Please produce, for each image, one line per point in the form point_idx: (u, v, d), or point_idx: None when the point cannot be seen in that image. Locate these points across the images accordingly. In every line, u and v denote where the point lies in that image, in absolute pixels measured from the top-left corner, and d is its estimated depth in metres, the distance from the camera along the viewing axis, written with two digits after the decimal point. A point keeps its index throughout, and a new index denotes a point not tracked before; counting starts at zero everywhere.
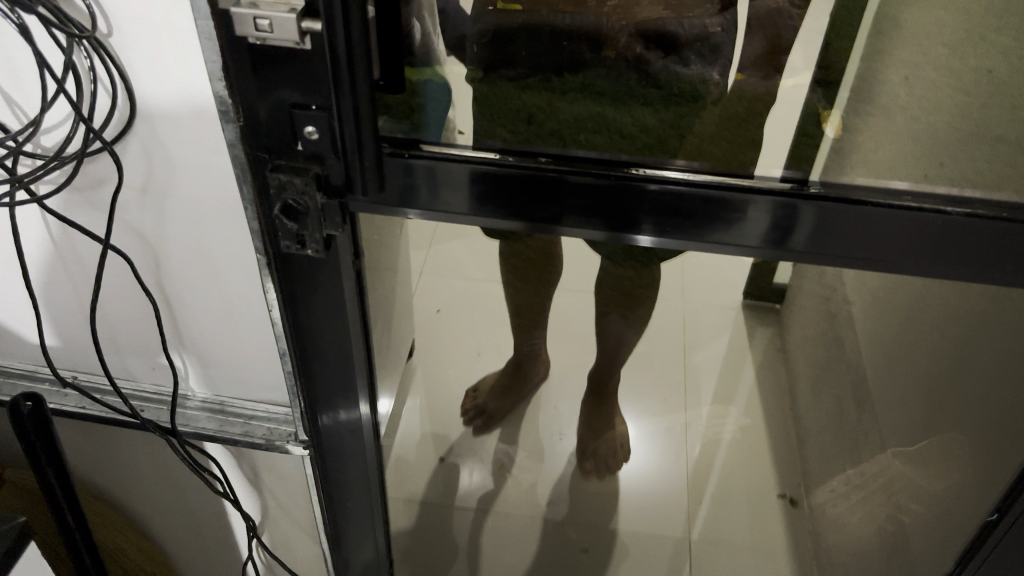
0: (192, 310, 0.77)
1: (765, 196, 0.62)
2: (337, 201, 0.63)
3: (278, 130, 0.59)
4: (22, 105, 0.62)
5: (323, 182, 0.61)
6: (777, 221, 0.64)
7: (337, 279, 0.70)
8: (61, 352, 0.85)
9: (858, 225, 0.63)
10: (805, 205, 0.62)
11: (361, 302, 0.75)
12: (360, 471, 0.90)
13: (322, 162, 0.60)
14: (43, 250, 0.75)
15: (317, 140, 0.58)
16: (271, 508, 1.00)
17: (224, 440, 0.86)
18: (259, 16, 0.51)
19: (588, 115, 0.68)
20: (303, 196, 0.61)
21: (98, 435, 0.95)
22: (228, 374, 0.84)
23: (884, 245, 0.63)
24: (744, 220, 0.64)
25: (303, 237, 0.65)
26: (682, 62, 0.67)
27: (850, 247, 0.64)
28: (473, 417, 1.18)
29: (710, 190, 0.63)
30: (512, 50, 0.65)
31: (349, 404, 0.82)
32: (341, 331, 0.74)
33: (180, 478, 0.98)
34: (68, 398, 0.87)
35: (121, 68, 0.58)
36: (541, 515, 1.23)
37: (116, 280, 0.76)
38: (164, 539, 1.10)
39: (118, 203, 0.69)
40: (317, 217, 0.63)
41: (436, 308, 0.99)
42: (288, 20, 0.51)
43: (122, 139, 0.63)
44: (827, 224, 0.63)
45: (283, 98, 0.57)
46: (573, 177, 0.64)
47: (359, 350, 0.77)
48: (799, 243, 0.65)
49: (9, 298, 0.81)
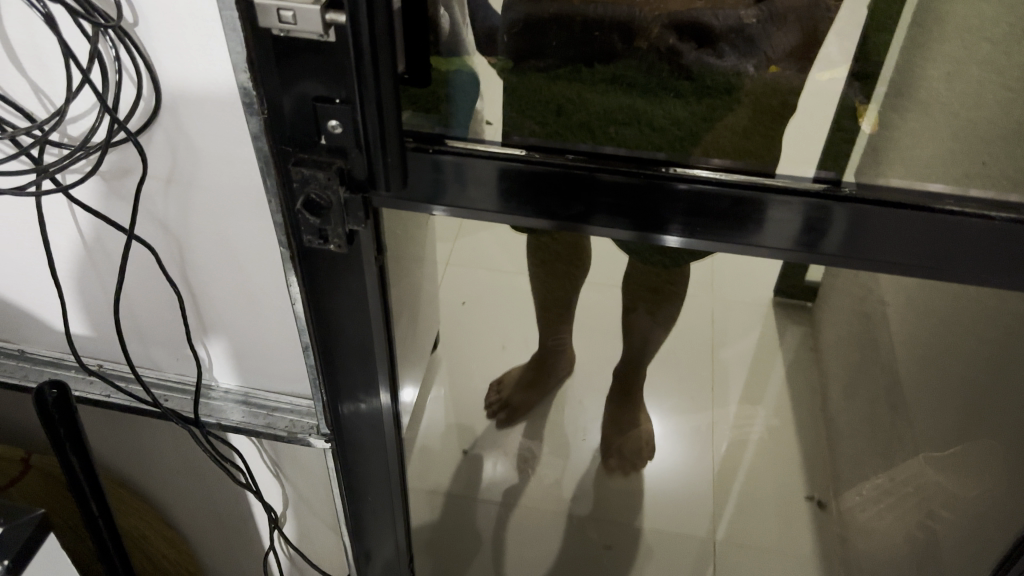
0: (216, 300, 0.77)
1: (799, 198, 0.61)
2: (360, 195, 0.62)
3: (299, 119, 0.59)
4: (49, 94, 0.62)
5: (346, 177, 0.61)
6: (810, 224, 0.62)
7: (359, 274, 0.70)
8: (88, 341, 0.86)
9: (893, 229, 0.61)
10: (841, 207, 0.61)
11: (383, 298, 0.74)
12: (381, 463, 0.91)
13: (345, 156, 0.60)
14: (71, 240, 0.75)
15: (341, 134, 0.58)
16: (293, 499, 1.01)
17: (246, 431, 0.86)
18: (283, 8, 0.50)
19: (618, 106, 0.67)
20: (326, 189, 0.61)
21: (123, 424, 0.97)
22: (256, 366, 0.84)
23: (908, 249, 0.62)
24: (775, 222, 0.63)
25: (326, 231, 0.65)
26: (716, 53, 0.66)
27: (886, 250, 0.62)
28: (496, 411, 1.17)
29: (744, 192, 0.61)
30: (531, 49, 0.65)
31: (369, 395, 0.82)
32: (363, 326, 0.75)
33: (204, 468, 0.99)
34: (93, 386, 0.88)
35: (147, 57, 0.58)
36: (564, 510, 1.24)
37: (141, 270, 0.76)
38: (187, 528, 1.11)
39: (143, 192, 0.69)
40: (340, 211, 0.63)
41: (461, 300, 0.97)
42: (312, 11, 0.50)
43: (147, 129, 0.63)
44: (859, 228, 0.62)
45: (305, 92, 0.57)
46: (598, 175, 0.63)
47: (376, 342, 0.76)
48: (831, 247, 0.63)
49: (37, 288, 0.82)
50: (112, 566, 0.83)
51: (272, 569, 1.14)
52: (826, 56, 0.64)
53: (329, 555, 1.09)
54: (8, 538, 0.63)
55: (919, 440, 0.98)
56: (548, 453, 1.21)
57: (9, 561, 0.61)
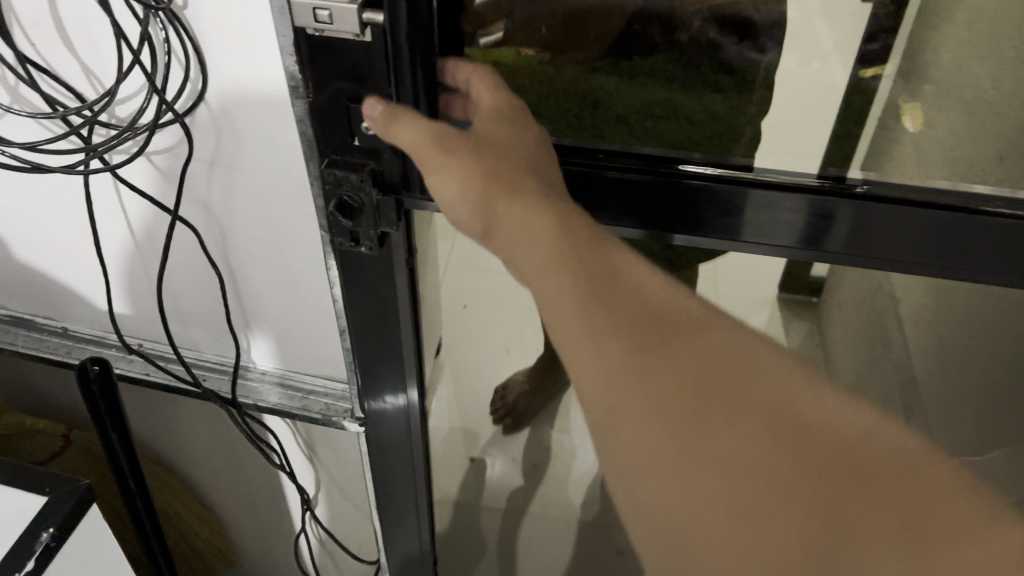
0: (256, 285, 0.78)
1: (800, 195, 0.60)
2: (393, 198, 0.64)
3: (333, 128, 0.60)
4: (98, 76, 0.63)
5: (379, 177, 0.63)
6: (813, 219, 0.61)
7: (392, 275, 0.71)
8: (128, 320, 0.88)
9: (901, 227, 0.60)
10: (848, 205, 0.59)
11: (412, 293, 0.75)
12: (407, 456, 0.92)
13: (378, 157, 0.61)
14: (116, 222, 0.76)
15: (375, 135, 0.60)
16: (325, 482, 1.02)
17: (283, 413, 0.88)
18: (319, 7, 0.51)
19: (655, 99, 0.67)
20: (358, 192, 0.63)
21: (160, 404, 0.98)
22: (293, 349, 0.85)
23: (916, 246, 0.60)
24: (780, 219, 0.62)
25: (357, 234, 0.66)
26: (755, 47, 0.65)
27: (894, 247, 0.61)
28: (502, 416, 1.14)
29: (742, 189, 0.60)
30: (569, 40, 0.65)
31: (396, 391, 0.83)
32: (390, 322, 0.75)
33: (238, 450, 1.01)
34: (133, 364, 0.91)
35: (196, 40, 0.58)
36: (575, 513, 1.24)
37: (182, 252, 0.77)
38: (219, 507, 1.13)
39: (188, 174, 0.69)
40: (372, 214, 0.65)
41: (462, 302, 0.92)
42: (348, 11, 0.51)
43: (193, 110, 0.64)
44: (862, 224, 0.60)
45: (341, 90, 0.57)
46: (608, 173, 0.61)
47: (404, 338, 0.77)
48: (837, 244, 0.62)
49: (81, 268, 0.83)
50: (149, 541, 0.84)
51: (303, 552, 1.15)
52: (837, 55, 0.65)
53: (358, 541, 1.10)
54: (54, 506, 0.64)
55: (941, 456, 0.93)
56: (564, 450, 1.21)
57: (54, 530, 0.63)
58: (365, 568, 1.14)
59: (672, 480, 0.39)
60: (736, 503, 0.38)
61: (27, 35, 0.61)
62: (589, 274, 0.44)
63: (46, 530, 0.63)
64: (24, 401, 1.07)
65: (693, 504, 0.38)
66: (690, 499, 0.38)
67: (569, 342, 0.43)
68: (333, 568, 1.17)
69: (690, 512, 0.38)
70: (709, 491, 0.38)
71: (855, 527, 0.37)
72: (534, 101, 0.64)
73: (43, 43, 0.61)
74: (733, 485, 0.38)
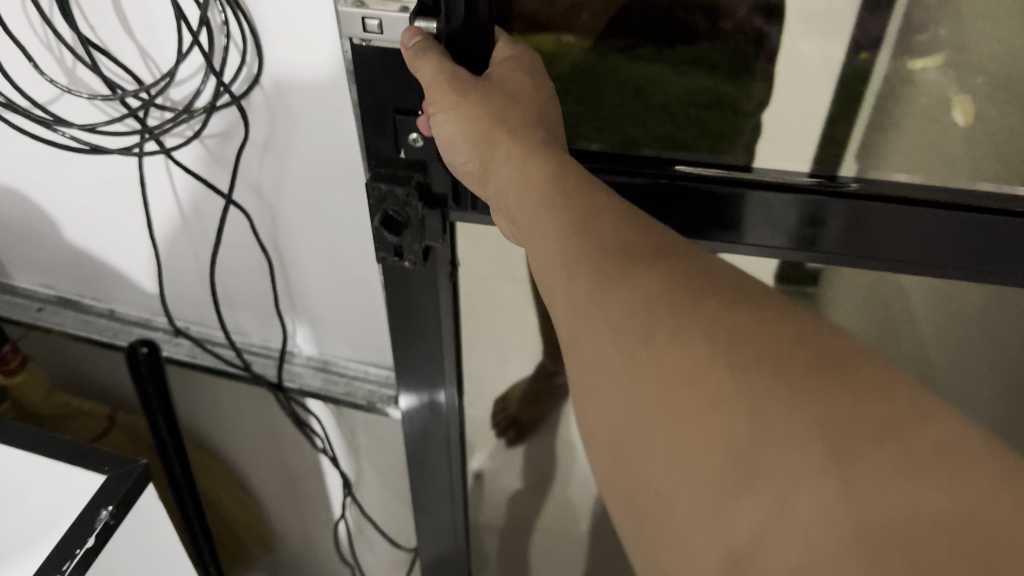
0: (305, 271, 0.79)
1: (796, 194, 0.62)
2: (438, 209, 0.65)
3: (381, 138, 0.61)
4: (156, 59, 0.63)
5: (424, 189, 0.64)
6: (806, 218, 0.63)
7: (433, 283, 0.71)
8: (176, 303, 0.89)
9: (892, 225, 0.62)
10: (839, 203, 0.61)
11: (452, 300, 0.76)
12: (444, 454, 0.92)
13: (424, 168, 0.63)
14: (169, 207, 0.77)
15: (421, 146, 0.61)
16: (365, 470, 1.02)
17: (328, 398, 0.89)
18: (369, 16, 0.53)
19: (699, 89, 0.63)
20: (404, 206, 0.62)
21: (207, 388, 0.99)
22: (338, 335, 0.85)
23: (907, 244, 0.62)
24: (775, 218, 0.64)
25: (401, 248, 0.66)
26: (807, 39, 0.57)
27: (888, 245, 0.63)
28: (505, 428, 0.93)
29: (737, 189, 0.63)
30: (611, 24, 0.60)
31: (432, 390, 0.83)
32: (433, 324, 0.76)
33: (280, 433, 1.01)
34: (180, 346, 0.92)
35: (253, 24, 0.58)
36: None
37: (233, 236, 0.78)
38: (259, 490, 1.14)
39: (241, 159, 0.70)
40: (416, 229, 0.64)
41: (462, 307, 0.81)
42: (399, 19, 0.53)
43: (250, 94, 0.63)
44: (856, 221, 0.62)
45: (389, 99, 0.58)
46: (609, 176, 0.64)
47: (438, 337, 0.77)
48: (832, 243, 0.64)
49: (132, 251, 0.84)
50: (191, 516, 0.89)
51: (343, 537, 1.16)
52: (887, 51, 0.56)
53: (394, 527, 1.10)
54: (112, 488, 0.65)
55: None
56: None
57: (109, 512, 0.64)
58: (402, 556, 1.15)
59: (632, 413, 0.37)
60: (681, 425, 0.35)
61: (86, 19, 0.61)
62: (575, 215, 0.42)
63: (106, 507, 0.64)
64: (68, 383, 1.09)
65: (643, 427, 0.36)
66: (638, 424, 0.36)
67: (557, 285, 0.42)
68: (371, 556, 1.17)
69: (641, 435, 0.36)
70: (665, 412, 0.35)
71: (780, 448, 0.32)
72: (578, 90, 0.65)
73: (101, 25, 0.62)
74: (678, 403, 0.35)
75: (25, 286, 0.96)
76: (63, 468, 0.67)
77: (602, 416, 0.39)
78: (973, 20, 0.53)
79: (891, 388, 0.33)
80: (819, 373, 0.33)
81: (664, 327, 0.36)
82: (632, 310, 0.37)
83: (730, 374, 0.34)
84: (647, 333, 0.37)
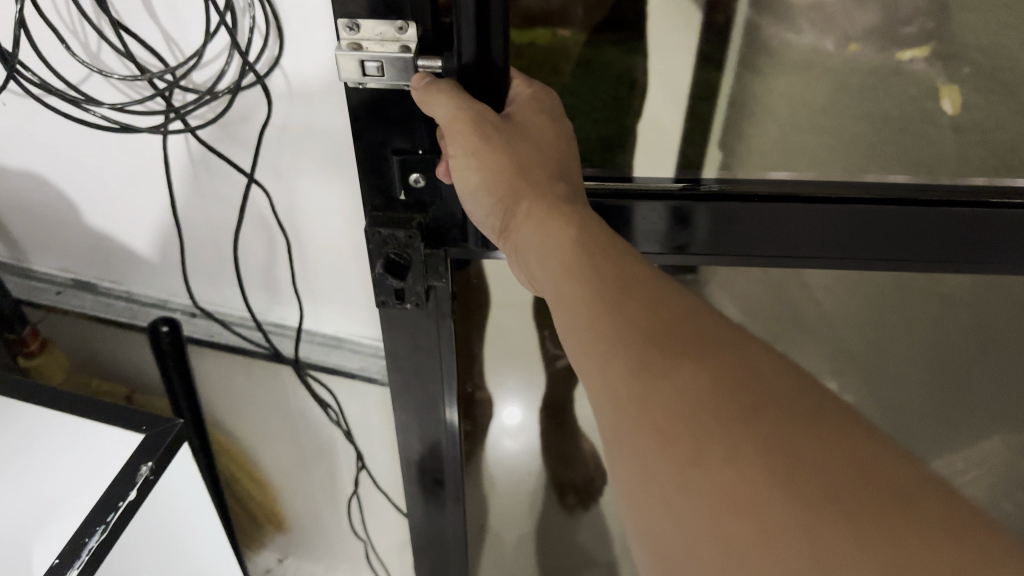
0: (323, 248, 0.80)
1: (663, 201, 0.63)
2: (440, 249, 0.68)
3: (383, 180, 0.63)
4: (180, 41, 0.65)
5: (425, 227, 0.66)
6: (675, 222, 0.65)
7: (436, 320, 0.74)
8: (192, 284, 0.91)
9: (764, 224, 0.63)
10: (706, 207, 0.63)
11: (451, 342, 0.77)
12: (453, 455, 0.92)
13: (424, 209, 0.65)
14: (189, 186, 0.79)
15: (421, 186, 0.63)
16: (378, 451, 1.05)
17: (344, 373, 0.91)
18: (368, 59, 0.52)
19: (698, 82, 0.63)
20: (405, 247, 0.64)
21: (221, 369, 1.01)
22: (350, 314, 0.87)
23: (798, 241, 0.64)
24: (646, 224, 0.65)
25: (404, 292, 0.69)
26: (795, 29, 0.59)
27: (758, 244, 0.65)
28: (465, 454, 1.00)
29: (626, 201, 0.63)
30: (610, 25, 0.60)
31: (438, 401, 0.84)
32: (433, 358, 0.79)
33: (295, 415, 1.04)
34: (198, 326, 0.94)
35: (276, 8, 0.59)
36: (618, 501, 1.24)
37: (252, 217, 0.79)
38: (273, 470, 1.17)
39: (262, 139, 0.71)
40: (419, 271, 0.66)
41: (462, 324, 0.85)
42: (401, 59, 0.52)
43: (273, 75, 0.65)
44: (766, 224, 0.63)
45: (388, 143, 0.60)
46: None
47: (436, 372, 0.80)
48: (702, 242, 0.66)
49: (152, 236, 0.86)
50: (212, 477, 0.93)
51: (354, 515, 1.19)
52: (876, 38, 0.59)
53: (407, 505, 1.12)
54: (154, 443, 0.70)
55: (976, 438, 0.91)
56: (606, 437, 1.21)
57: (151, 466, 0.69)
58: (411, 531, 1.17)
59: (681, 529, 0.36)
60: (739, 547, 0.34)
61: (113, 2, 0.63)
62: (606, 286, 0.44)
63: (146, 463, 0.68)
64: (83, 367, 1.11)
65: (693, 545, 0.35)
66: (688, 542, 0.36)
67: (591, 370, 0.42)
68: (382, 533, 1.20)
69: (690, 554, 0.35)
70: (719, 531, 0.34)
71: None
72: (572, 85, 0.64)
73: (128, 10, 0.63)
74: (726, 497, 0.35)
75: (44, 269, 0.98)
76: (107, 432, 0.72)
77: (649, 533, 0.38)
78: (958, 11, 0.57)
79: (925, 480, 0.34)
80: (821, 431, 0.36)
81: (716, 436, 0.36)
82: (657, 387, 0.38)
83: (788, 491, 0.34)
84: (669, 397, 0.38)
